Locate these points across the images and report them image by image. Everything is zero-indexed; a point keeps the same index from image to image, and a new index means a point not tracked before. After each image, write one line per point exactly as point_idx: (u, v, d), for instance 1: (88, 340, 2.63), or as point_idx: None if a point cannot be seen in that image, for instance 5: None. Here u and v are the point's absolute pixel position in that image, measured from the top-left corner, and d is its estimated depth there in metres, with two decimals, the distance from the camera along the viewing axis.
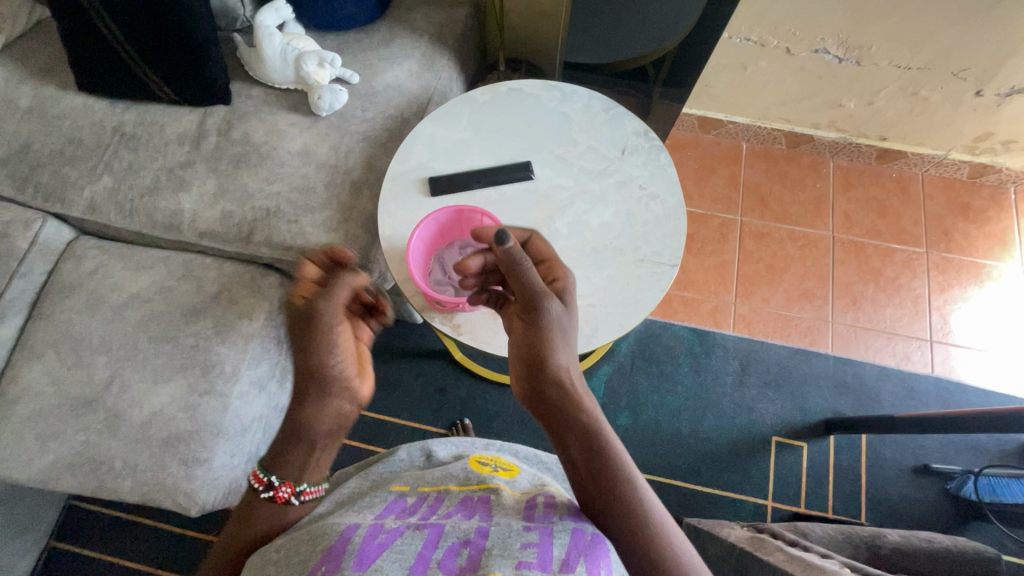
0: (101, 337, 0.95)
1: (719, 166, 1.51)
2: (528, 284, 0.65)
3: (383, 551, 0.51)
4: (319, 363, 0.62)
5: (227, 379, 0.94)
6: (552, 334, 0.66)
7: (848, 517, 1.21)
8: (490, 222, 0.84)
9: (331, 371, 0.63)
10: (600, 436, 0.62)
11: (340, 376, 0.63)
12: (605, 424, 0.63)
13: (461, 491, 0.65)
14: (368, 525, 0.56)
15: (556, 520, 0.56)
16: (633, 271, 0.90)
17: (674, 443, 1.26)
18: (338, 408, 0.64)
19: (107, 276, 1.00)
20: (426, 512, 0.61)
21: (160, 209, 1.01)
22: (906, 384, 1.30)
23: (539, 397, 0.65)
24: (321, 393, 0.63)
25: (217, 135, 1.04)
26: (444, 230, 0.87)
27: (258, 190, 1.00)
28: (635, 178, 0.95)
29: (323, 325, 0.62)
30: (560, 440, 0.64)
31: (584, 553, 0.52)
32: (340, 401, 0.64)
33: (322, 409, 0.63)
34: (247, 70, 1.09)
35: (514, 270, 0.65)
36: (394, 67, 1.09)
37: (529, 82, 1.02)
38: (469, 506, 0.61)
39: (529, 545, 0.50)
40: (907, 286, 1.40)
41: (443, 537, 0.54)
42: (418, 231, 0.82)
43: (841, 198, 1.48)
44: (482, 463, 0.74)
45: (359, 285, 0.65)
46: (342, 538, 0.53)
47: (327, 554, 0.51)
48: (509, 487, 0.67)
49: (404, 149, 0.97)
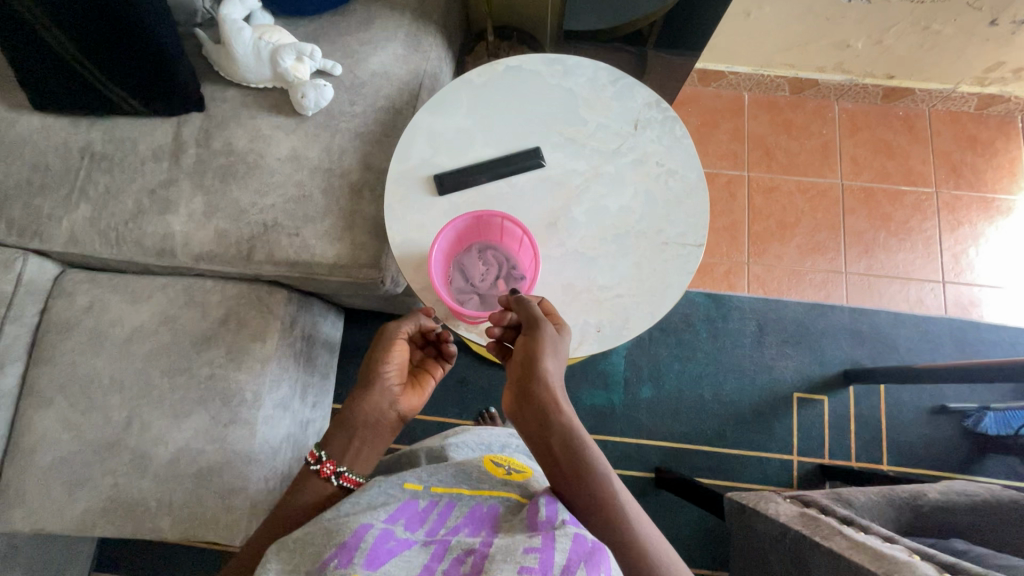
0: (111, 376, 0.91)
1: (721, 120, 1.44)
2: (531, 310, 0.68)
3: (393, 555, 0.50)
4: (380, 369, 0.73)
5: (250, 406, 0.91)
6: (543, 346, 0.65)
7: (871, 463, 1.24)
8: (510, 225, 0.79)
9: (385, 376, 0.72)
10: (581, 443, 0.62)
11: (388, 382, 0.72)
12: (585, 432, 0.63)
13: (473, 497, 0.61)
14: (379, 527, 0.53)
15: (559, 525, 0.52)
16: (659, 256, 0.86)
17: (698, 409, 1.28)
18: (381, 408, 0.71)
19: (104, 310, 0.94)
20: (435, 523, 0.57)
21: (148, 234, 0.94)
22: (920, 327, 1.31)
23: (522, 404, 0.64)
24: (373, 392, 0.72)
25: (197, 146, 0.96)
26: (460, 235, 0.82)
27: (251, 204, 0.94)
28: (652, 155, 0.90)
29: (388, 336, 0.74)
30: (543, 445, 0.63)
31: (586, 558, 0.48)
32: (384, 403, 0.72)
33: (369, 402, 0.71)
34: (218, 70, 0.99)
35: (521, 303, 0.69)
36: (378, 51, 1.00)
37: (528, 57, 0.94)
38: (478, 519, 0.58)
39: (532, 548, 0.48)
40: (918, 229, 1.38)
41: (450, 550, 0.51)
42: (436, 242, 0.77)
43: (848, 142, 1.43)
44: (495, 464, 0.68)
45: (423, 320, 0.76)
46: (355, 534, 0.51)
47: (340, 548, 0.50)
48: (517, 492, 0.63)
49: (403, 145, 0.91)
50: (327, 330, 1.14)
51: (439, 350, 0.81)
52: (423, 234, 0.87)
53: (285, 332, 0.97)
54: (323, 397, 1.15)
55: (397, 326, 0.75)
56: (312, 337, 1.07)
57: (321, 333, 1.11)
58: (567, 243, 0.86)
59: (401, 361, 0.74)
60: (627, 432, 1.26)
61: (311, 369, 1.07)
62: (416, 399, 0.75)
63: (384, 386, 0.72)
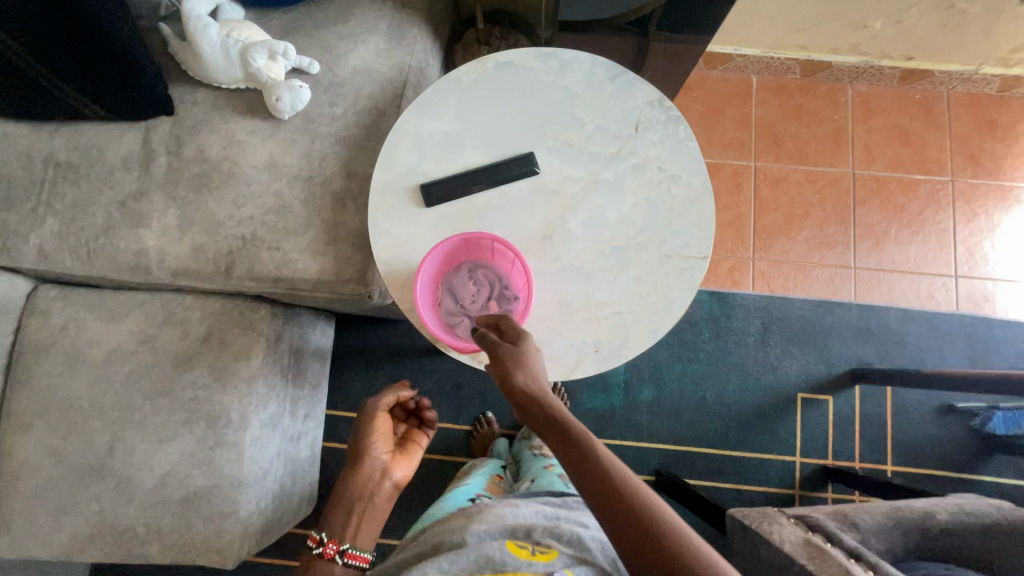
0: (91, 400, 0.88)
1: (727, 106, 1.37)
2: (484, 339, 0.63)
3: None
4: (367, 445, 0.80)
5: (237, 428, 0.88)
6: (502, 369, 0.59)
7: (875, 464, 1.22)
8: (500, 245, 0.75)
9: (372, 450, 0.80)
10: (576, 453, 0.54)
11: (376, 455, 0.80)
12: (577, 438, 0.55)
13: None
14: None
15: None
16: (661, 270, 0.82)
17: (700, 412, 1.24)
18: (373, 480, 0.79)
19: (80, 330, 0.90)
20: None
21: (121, 250, 0.89)
22: (931, 324, 1.27)
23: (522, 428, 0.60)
24: (362, 468, 0.79)
25: (168, 154, 0.90)
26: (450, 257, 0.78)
27: (228, 216, 0.88)
28: (653, 159, 0.84)
29: (369, 413, 0.82)
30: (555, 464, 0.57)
31: None
32: (375, 475, 0.79)
33: (359, 477, 0.79)
34: (186, 69, 0.92)
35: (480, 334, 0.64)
36: (357, 46, 0.93)
37: (520, 52, 0.87)
38: None
39: None
40: (932, 221, 1.33)
41: None
42: (423, 267, 0.72)
43: (861, 129, 1.36)
44: (518, 546, 0.66)
45: (401, 391, 0.85)
46: None
47: None
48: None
49: (386, 152, 0.84)
50: (317, 340, 1.10)
51: (421, 418, 0.89)
52: (410, 249, 0.82)
53: (270, 350, 0.92)
54: (315, 408, 1.12)
55: (378, 401, 0.83)
56: (301, 350, 1.03)
57: (309, 343, 1.07)
58: (563, 257, 0.81)
59: (386, 432, 0.82)
60: (627, 435, 1.24)
61: (301, 382, 1.04)
62: (406, 466, 0.82)
63: (373, 460, 0.80)
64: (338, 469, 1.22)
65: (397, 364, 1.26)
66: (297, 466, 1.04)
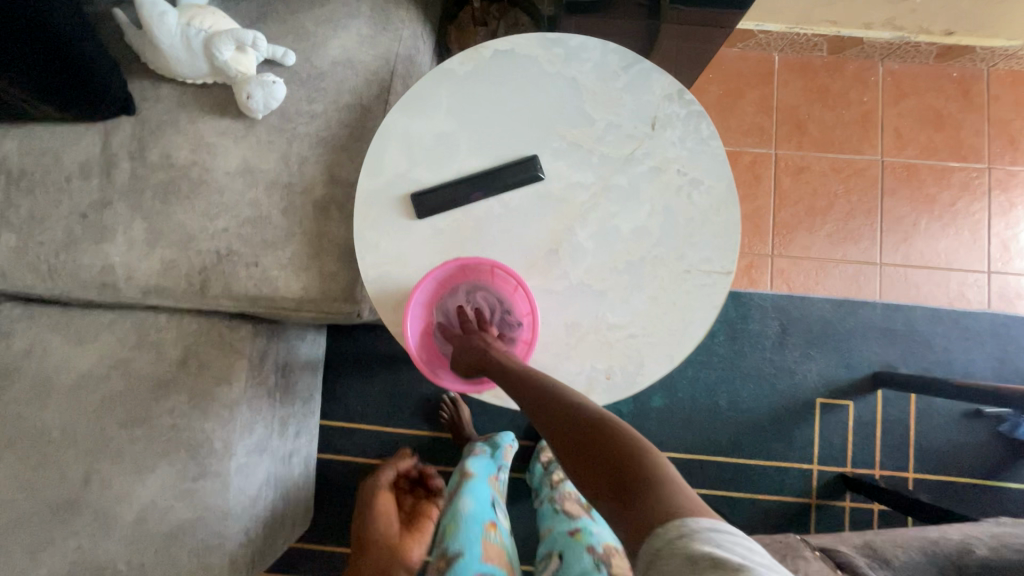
0: (62, 429, 0.81)
1: (747, 88, 1.26)
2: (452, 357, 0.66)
3: None
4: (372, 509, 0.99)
5: (221, 457, 0.82)
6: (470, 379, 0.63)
7: (896, 472, 1.16)
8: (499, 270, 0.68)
9: (382, 520, 0.97)
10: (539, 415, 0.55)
11: (387, 511, 0.98)
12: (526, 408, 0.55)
13: None
14: None
15: None
16: (679, 287, 0.74)
17: (713, 419, 1.18)
18: (384, 538, 0.96)
19: (47, 354, 0.83)
20: None
21: (85, 267, 0.81)
22: (960, 324, 1.19)
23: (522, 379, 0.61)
24: (374, 531, 0.96)
25: (130, 159, 0.81)
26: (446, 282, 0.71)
27: (200, 229, 0.80)
28: (672, 161, 0.75)
29: (372, 487, 1.01)
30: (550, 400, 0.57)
31: None
32: (386, 532, 0.96)
33: (376, 528, 0.96)
34: (145, 61, 0.82)
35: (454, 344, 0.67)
36: (338, 33, 0.83)
37: (521, 39, 0.77)
38: None
39: None
40: (966, 212, 1.23)
41: None
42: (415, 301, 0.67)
43: (892, 112, 1.26)
44: None
45: (400, 462, 1.06)
46: None
47: None
48: None
49: (373, 156, 0.75)
50: (307, 352, 1.04)
51: (426, 488, 1.05)
52: (401, 267, 0.74)
53: (254, 371, 0.85)
54: (308, 421, 1.06)
55: (377, 478, 1.02)
56: (289, 366, 0.96)
57: (299, 357, 1.00)
58: (571, 274, 0.73)
59: (391, 512, 0.98)
60: None
61: (291, 399, 0.97)
62: (420, 544, 0.97)
63: (382, 535, 0.96)
64: (335, 482, 1.17)
65: (393, 371, 1.19)
66: (290, 486, 0.99)
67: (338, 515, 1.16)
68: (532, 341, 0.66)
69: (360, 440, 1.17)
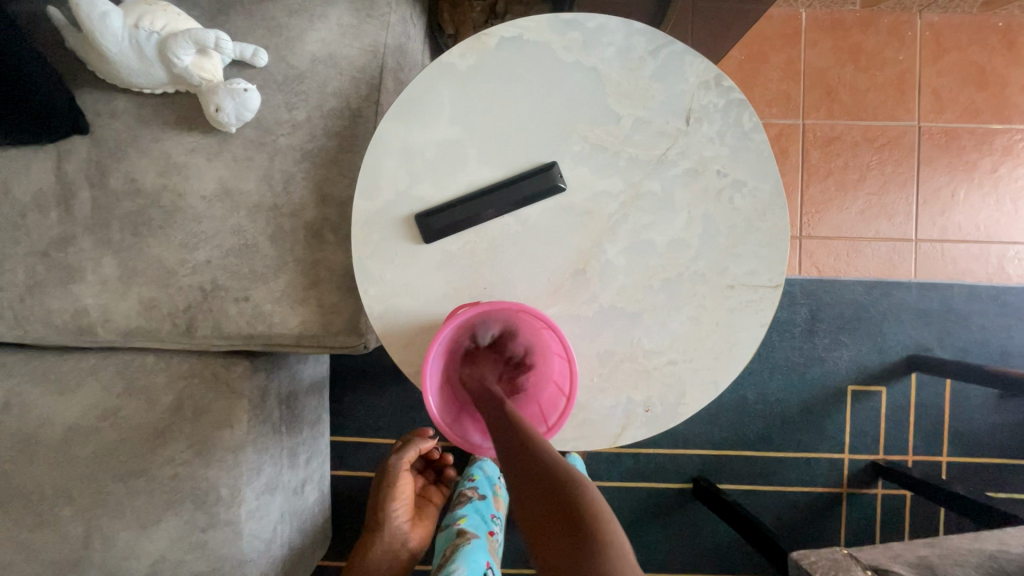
0: (52, 487, 0.74)
1: (771, 51, 1.15)
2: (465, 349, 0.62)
3: None
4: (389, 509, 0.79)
5: (229, 504, 0.76)
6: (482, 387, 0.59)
7: (930, 457, 1.12)
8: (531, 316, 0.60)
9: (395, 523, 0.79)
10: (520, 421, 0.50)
11: (398, 520, 0.80)
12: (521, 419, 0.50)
13: None
14: None
15: None
16: (722, 305, 0.66)
17: (740, 414, 1.12)
18: (395, 546, 0.79)
19: (27, 406, 0.76)
20: None
21: (56, 311, 0.72)
22: (999, 300, 1.12)
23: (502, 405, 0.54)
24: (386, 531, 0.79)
25: (91, 187, 0.71)
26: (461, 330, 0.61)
27: (179, 262, 0.71)
28: (710, 161, 0.66)
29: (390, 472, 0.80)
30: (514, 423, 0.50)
31: None
32: (397, 541, 0.79)
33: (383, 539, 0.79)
34: (94, 69, 0.70)
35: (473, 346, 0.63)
36: (315, 24, 0.72)
37: (530, 21, 0.66)
38: None
39: None
40: (1008, 177, 1.15)
41: None
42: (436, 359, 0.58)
43: (930, 70, 1.15)
44: None
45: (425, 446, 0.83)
46: None
47: None
48: None
49: (368, 172, 0.65)
50: (311, 373, 0.96)
51: (439, 474, 0.93)
52: (411, 298, 0.65)
53: (256, 410, 0.78)
54: (319, 443, 0.99)
55: (399, 459, 0.80)
56: (293, 394, 0.88)
57: (303, 383, 0.92)
58: (602, 297, 0.66)
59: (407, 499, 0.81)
60: (660, 442, 1.12)
61: (299, 427, 0.90)
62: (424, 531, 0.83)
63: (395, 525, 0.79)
64: (350, 499, 1.12)
65: (403, 381, 1.13)
66: (306, 514, 0.94)
67: (356, 531, 1.12)
68: (570, 394, 0.59)
69: (373, 455, 1.12)
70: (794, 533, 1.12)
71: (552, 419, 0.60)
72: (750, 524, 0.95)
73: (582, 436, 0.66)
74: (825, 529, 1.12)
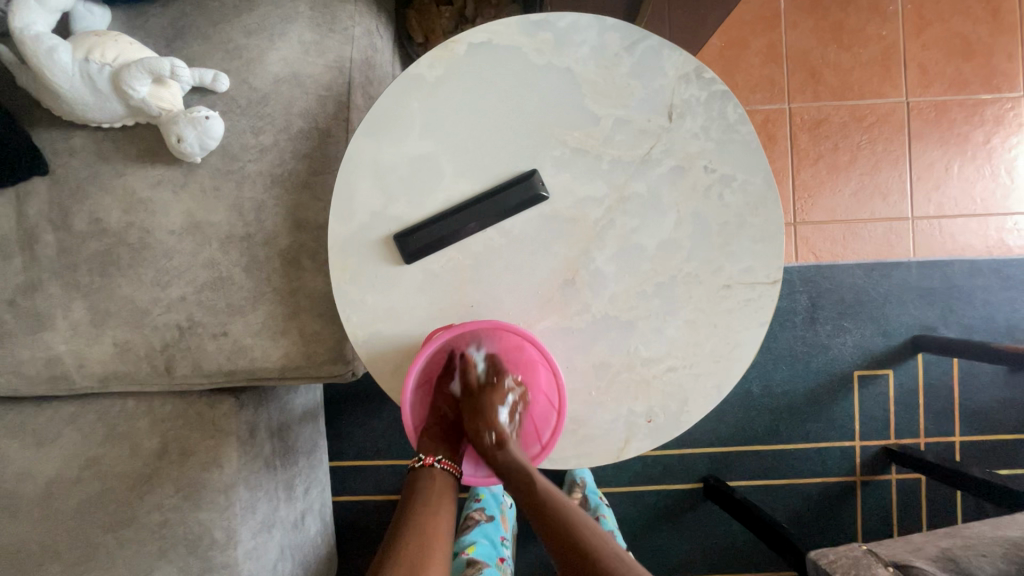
0: (37, 543, 0.71)
1: (751, 36, 1.13)
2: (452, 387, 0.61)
3: None
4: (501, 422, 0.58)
5: (223, 548, 0.73)
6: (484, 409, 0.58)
7: (941, 438, 1.10)
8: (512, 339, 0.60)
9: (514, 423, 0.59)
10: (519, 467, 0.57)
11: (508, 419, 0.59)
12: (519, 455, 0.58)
13: None
14: None
15: None
16: (719, 306, 0.63)
17: (746, 409, 1.09)
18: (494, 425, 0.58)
19: (4, 461, 0.72)
20: None
21: (27, 361, 0.69)
22: (1001, 273, 1.09)
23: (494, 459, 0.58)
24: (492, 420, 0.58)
25: (54, 230, 0.68)
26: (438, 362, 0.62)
27: (152, 301, 0.68)
28: (696, 157, 0.63)
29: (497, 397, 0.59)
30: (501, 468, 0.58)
31: None
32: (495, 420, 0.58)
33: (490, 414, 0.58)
34: (47, 107, 0.67)
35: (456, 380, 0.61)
36: (275, 43, 0.69)
37: (497, 24, 0.63)
38: None
39: None
40: (999, 148, 1.13)
41: None
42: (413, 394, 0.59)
43: (915, 44, 1.13)
44: None
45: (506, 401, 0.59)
46: None
47: None
48: None
49: (340, 192, 0.63)
50: (304, 401, 0.93)
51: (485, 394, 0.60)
52: (395, 322, 0.63)
53: (246, 446, 0.75)
54: (317, 472, 0.96)
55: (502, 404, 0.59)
56: (286, 425, 0.85)
57: (295, 412, 0.89)
58: (594, 306, 0.63)
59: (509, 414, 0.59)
60: (667, 444, 1.09)
61: (294, 458, 0.87)
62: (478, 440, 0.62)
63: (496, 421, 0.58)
64: (353, 525, 1.10)
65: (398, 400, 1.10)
66: (307, 548, 0.90)
67: (362, 557, 1.09)
68: (560, 408, 0.59)
69: (374, 478, 1.09)
70: (808, 526, 1.09)
71: (545, 435, 0.61)
72: (763, 522, 0.92)
73: (583, 454, 0.64)
74: (841, 520, 1.10)
